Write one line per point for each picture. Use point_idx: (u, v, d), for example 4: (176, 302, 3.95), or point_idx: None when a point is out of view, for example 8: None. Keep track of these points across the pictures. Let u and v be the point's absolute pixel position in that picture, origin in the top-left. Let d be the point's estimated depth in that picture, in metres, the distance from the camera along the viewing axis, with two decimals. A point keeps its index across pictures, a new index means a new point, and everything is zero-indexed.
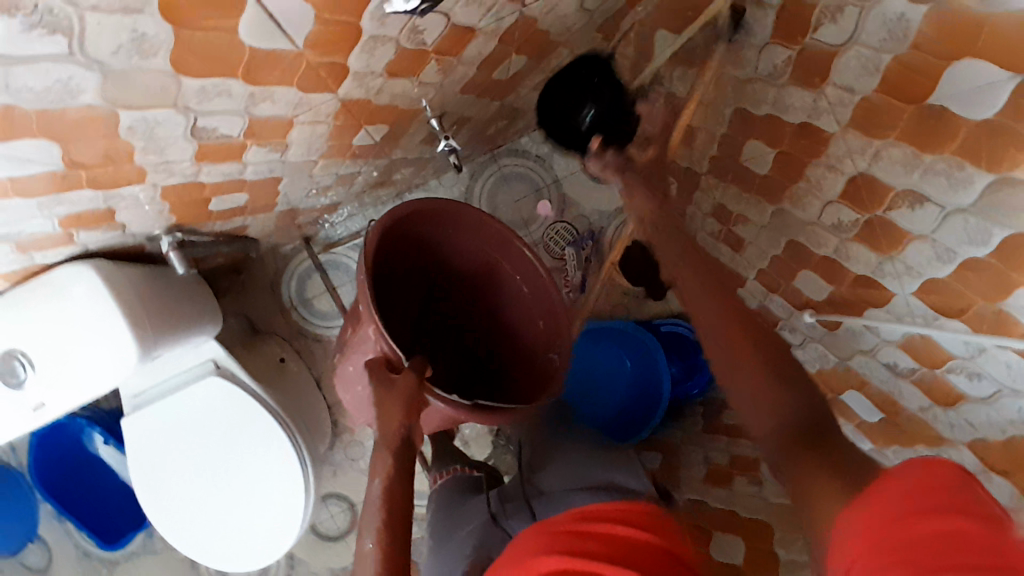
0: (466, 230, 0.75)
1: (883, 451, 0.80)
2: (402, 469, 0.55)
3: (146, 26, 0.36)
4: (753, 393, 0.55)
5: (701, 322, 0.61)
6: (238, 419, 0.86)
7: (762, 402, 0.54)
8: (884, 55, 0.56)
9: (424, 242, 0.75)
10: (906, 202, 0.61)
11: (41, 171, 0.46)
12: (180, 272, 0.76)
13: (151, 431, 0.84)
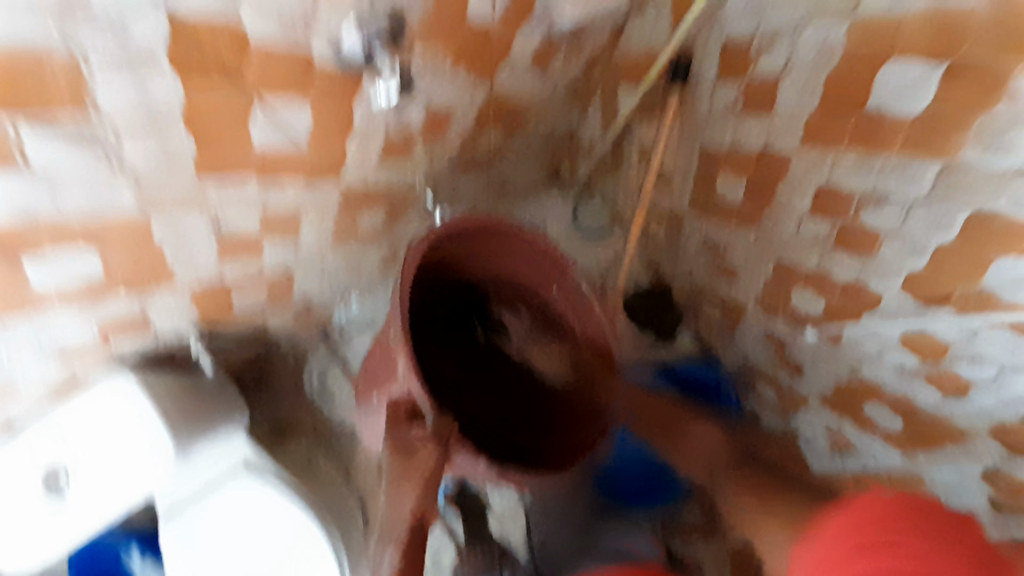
0: (515, 256, 0.74)
1: (916, 459, 0.78)
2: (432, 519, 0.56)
3: (172, 138, 0.43)
4: None
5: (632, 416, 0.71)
6: (266, 515, 0.84)
7: None
8: (818, 74, 0.63)
9: (464, 259, 0.75)
10: (870, 203, 0.65)
11: (82, 280, 0.51)
12: (208, 374, 0.80)
13: (173, 551, 0.81)
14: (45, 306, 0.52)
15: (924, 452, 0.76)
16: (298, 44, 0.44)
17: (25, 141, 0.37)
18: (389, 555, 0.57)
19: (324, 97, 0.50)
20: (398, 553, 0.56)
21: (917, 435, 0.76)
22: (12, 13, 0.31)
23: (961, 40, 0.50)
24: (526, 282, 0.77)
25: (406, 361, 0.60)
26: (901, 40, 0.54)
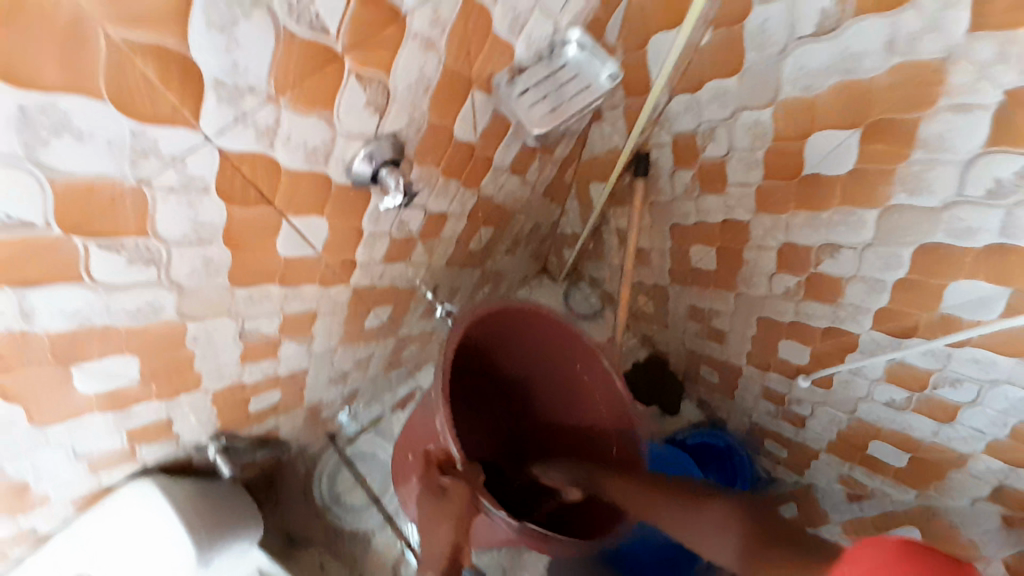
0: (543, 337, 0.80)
1: (928, 491, 0.83)
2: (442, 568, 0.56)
3: (213, 251, 0.51)
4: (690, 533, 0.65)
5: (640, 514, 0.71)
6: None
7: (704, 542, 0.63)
8: (757, 151, 0.72)
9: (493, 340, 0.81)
10: (827, 254, 0.73)
11: (122, 386, 0.56)
12: (227, 472, 0.83)
13: None
14: (85, 414, 0.55)
15: (933, 483, 0.81)
16: (320, 171, 0.52)
17: (90, 259, 0.42)
18: None
19: (338, 207, 0.58)
20: None
21: (921, 466, 0.81)
22: (94, 156, 0.36)
23: (872, 108, 0.58)
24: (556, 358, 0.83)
25: (443, 421, 0.63)
26: (818, 115, 0.63)
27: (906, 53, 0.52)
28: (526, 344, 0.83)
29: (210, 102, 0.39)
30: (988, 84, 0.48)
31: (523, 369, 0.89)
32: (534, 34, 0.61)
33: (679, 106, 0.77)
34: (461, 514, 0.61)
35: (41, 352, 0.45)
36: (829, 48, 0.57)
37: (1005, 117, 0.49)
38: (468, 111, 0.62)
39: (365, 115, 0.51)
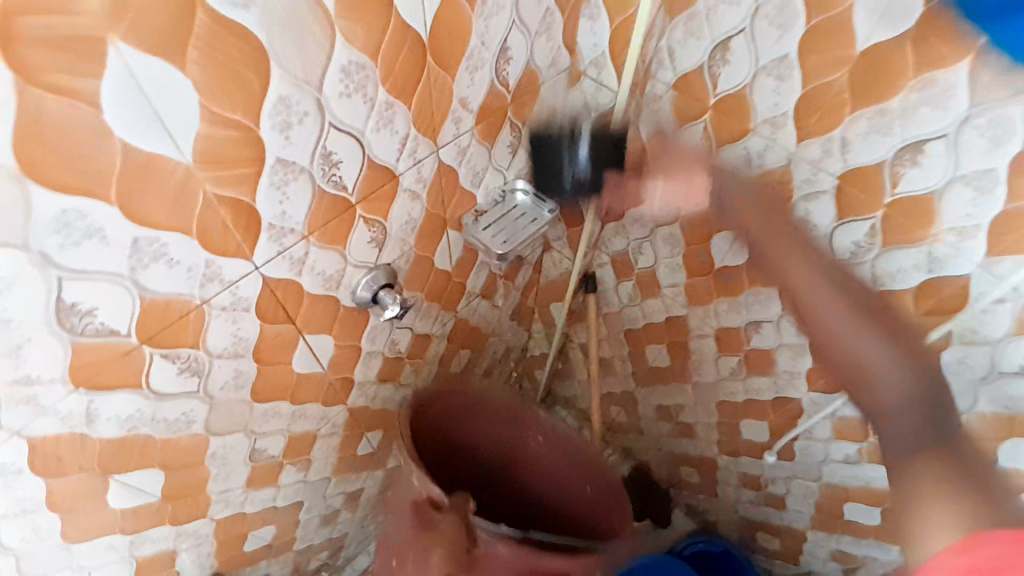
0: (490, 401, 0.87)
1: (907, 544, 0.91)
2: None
3: (243, 364, 0.60)
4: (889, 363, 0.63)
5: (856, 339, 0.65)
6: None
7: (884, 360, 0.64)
8: (676, 257, 0.89)
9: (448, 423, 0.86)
10: (752, 330, 0.87)
11: (145, 502, 0.61)
12: None
13: None
14: (104, 531, 0.60)
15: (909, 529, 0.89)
16: (332, 294, 0.65)
17: (152, 371, 0.51)
18: None
19: (343, 327, 0.70)
20: None
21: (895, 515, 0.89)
22: (176, 278, 0.48)
23: (749, 208, 0.77)
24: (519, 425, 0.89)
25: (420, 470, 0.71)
26: (714, 222, 0.82)
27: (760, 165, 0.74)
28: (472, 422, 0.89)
29: (263, 239, 0.53)
30: (824, 175, 0.69)
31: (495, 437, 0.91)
32: (491, 185, 0.80)
33: (610, 232, 0.95)
34: (454, 545, 0.66)
35: (91, 456, 0.52)
36: (707, 172, 0.78)
37: (842, 197, 0.69)
38: (444, 245, 0.78)
39: (368, 247, 0.66)
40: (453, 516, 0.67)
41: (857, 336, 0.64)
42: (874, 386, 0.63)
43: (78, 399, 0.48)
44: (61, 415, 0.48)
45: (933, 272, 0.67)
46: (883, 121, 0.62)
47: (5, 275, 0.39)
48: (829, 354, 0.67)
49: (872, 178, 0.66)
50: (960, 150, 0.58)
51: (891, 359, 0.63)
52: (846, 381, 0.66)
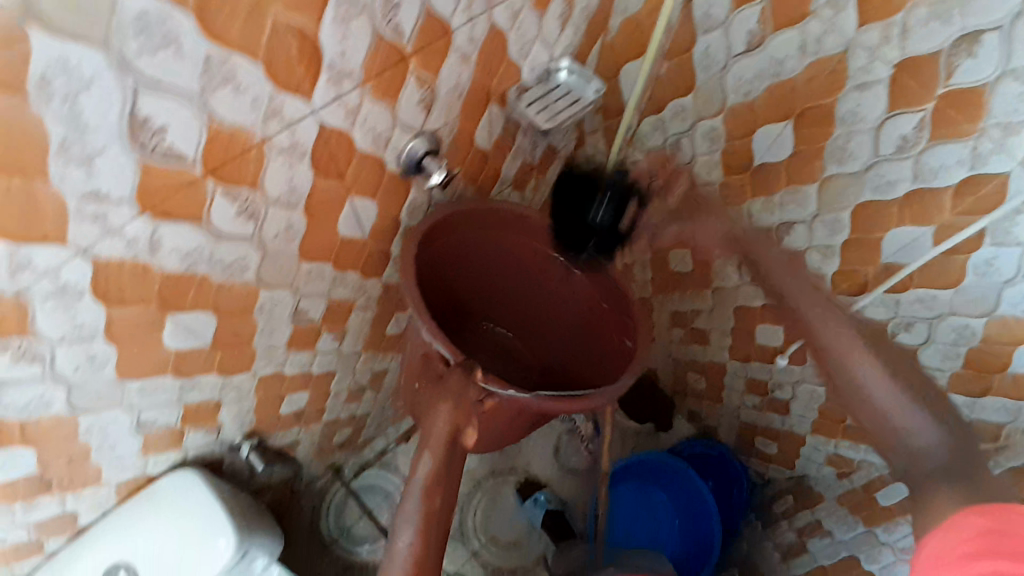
0: (496, 230, 0.83)
1: None
2: (439, 455, 0.70)
3: (295, 219, 0.61)
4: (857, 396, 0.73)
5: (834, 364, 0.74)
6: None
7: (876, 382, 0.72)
8: (715, 153, 0.89)
9: (454, 253, 0.83)
10: (785, 231, 0.89)
11: (196, 346, 0.63)
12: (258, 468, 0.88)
13: None
14: (158, 371, 0.62)
15: None
16: (380, 155, 0.65)
17: (213, 206, 0.52)
18: (423, 464, 0.70)
19: (385, 194, 0.70)
20: (430, 460, 0.70)
21: None
22: (242, 107, 0.48)
23: (795, 102, 0.76)
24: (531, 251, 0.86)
25: (428, 324, 0.71)
26: (759, 117, 0.81)
27: (814, 52, 0.71)
28: (478, 251, 0.86)
29: (323, 80, 0.52)
30: (879, 63, 0.67)
31: (503, 273, 0.91)
32: (536, 60, 0.77)
33: (649, 127, 0.94)
34: (457, 398, 0.70)
35: (149, 290, 0.53)
36: (759, 59, 0.76)
37: (895, 88, 0.67)
38: (486, 122, 0.76)
39: (418, 109, 0.65)
40: (460, 372, 0.71)
41: (903, 410, 0.70)
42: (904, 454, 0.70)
43: (142, 226, 0.48)
44: (127, 241, 0.48)
45: (974, 169, 0.67)
46: (944, 7, 0.60)
47: (84, 73, 0.38)
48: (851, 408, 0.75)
49: (927, 69, 0.64)
50: (1014, 43, 0.58)
51: (923, 419, 0.69)
52: (864, 421, 0.73)
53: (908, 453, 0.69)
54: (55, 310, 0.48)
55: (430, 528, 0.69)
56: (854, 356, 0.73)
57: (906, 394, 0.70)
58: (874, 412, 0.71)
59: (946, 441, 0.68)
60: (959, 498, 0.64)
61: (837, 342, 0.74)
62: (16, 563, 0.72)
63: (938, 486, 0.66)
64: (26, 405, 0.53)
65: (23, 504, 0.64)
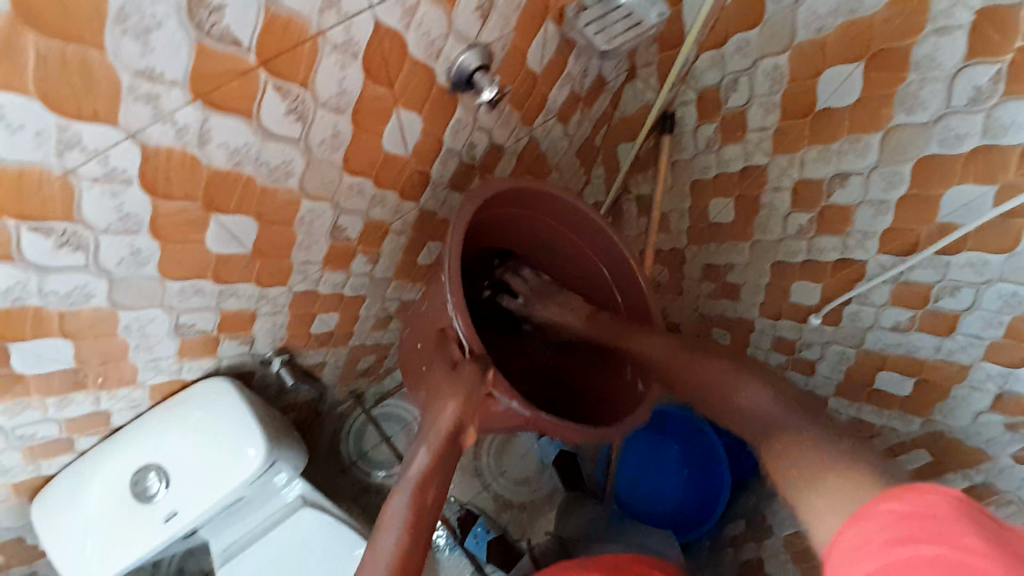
0: (554, 216, 0.86)
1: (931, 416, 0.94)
2: (441, 451, 0.67)
3: (342, 125, 0.59)
4: (747, 398, 0.73)
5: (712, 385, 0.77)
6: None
7: (747, 388, 0.73)
8: (775, 95, 0.84)
9: (504, 220, 0.86)
10: (838, 184, 0.84)
11: (236, 252, 0.62)
12: (289, 383, 0.90)
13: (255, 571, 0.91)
14: (199, 274, 0.62)
15: (936, 409, 0.93)
16: (431, 65, 0.61)
17: (264, 100, 0.50)
18: (419, 458, 0.67)
19: (431, 110, 0.66)
20: (430, 454, 0.66)
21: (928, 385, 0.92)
22: None
23: (872, 41, 0.71)
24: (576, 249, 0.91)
25: (455, 304, 0.71)
26: (828, 57, 0.76)
27: None
28: (527, 230, 0.89)
29: None
30: (961, 9, 0.63)
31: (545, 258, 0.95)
32: None
33: (706, 62, 0.89)
34: (468, 391, 0.69)
35: (196, 187, 0.52)
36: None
37: (973, 38, 0.63)
38: (540, 41, 0.71)
39: (473, 17, 0.61)
40: (473, 367, 0.70)
41: (779, 413, 0.68)
42: (746, 417, 0.73)
43: (193, 113, 0.46)
44: (178, 128, 0.46)
45: None
46: None
47: None
48: (756, 432, 0.71)
49: (1014, 18, 0.59)
50: None
51: (804, 420, 0.65)
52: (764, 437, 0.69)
53: (795, 437, 0.64)
54: (103, 197, 0.47)
55: (420, 524, 0.64)
56: (714, 379, 0.77)
57: (776, 397, 0.70)
58: (703, 380, 0.78)
59: (766, 417, 0.70)
60: (840, 466, 0.56)
61: (695, 370, 0.79)
62: (47, 460, 0.73)
63: (820, 451, 0.60)
64: (68, 295, 0.53)
65: (56, 400, 0.64)
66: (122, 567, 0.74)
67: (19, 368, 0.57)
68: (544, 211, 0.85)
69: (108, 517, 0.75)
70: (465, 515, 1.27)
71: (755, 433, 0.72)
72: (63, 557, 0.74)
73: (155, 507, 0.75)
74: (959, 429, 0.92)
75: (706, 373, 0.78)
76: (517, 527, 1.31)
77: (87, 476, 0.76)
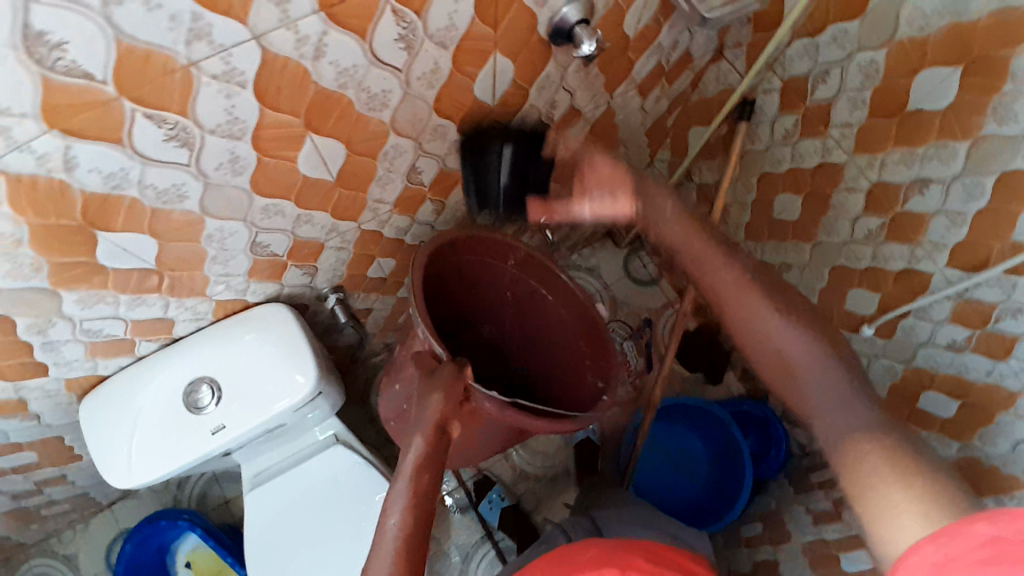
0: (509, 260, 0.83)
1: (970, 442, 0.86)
2: (431, 456, 0.62)
3: (442, 61, 0.59)
4: (800, 352, 0.57)
5: (755, 318, 0.59)
6: (344, 546, 0.92)
7: (801, 339, 0.57)
8: (866, 91, 0.81)
9: (463, 275, 0.82)
10: (916, 190, 0.80)
11: (321, 177, 0.64)
12: (341, 321, 0.92)
13: (284, 499, 0.93)
14: (284, 194, 0.63)
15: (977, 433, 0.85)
16: (536, 12, 0.61)
17: (381, 22, 0.50)
18: (414, 447, 0.63)
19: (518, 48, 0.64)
20: (421, 445, 0.63)
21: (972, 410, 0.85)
22: None
23: (972, 45, 0.66)
24: (527, 293, 0.86)
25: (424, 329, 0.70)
26: (927, 58, 0.72)
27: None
28: (489, 284, 0.85)
29: None
30: None
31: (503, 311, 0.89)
32: None
33: (798, 50, 0.88)
34: (448, 390, 0.66)
35: (302, 103, 0.53)
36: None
37: None
38: (641, 5, 0.71)
39: None
40: (451, 366, 0.68)
41: (834, 380, 0.55)
42: (766, 361, 0.59)
43: (316, 24, 0.47)
44: (299, 37, 0.47)
45: None
46: None
47: None
48: (797, 401, 0.57)
49: None
50: None
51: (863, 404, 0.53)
52: (806, 411, 0.56)
53: (849, 414, 0.52)
54: (218, 95, 0.48)
55: (418, 512, 0.60)
56: (764, 312, 0.59)
57: (834, 361, 0.55)
58: (741, 301, 0.60)
59: (833, 388, 0.54)
60: (902, 469, 0.46)
61: (734, 290, 0.61)
62: (105, 360, 0.74)
63: (866, 449, 0.49)
64: (164, 191, 0.54)
65: (128, 298, 0.66)
66: (162, 471, 0.76)
67: (100, 259, 0.58)
68: (492, 253, 0.81)
69: (155, 422, 0.76)
70: (481, 480, 1.29)
71: (800, 394, 0.56)
72: (107, 456, 0.76)
73: (203, 419, 0.76)
74: (998, 456, 0.82)
75: (752, 296, 0.60)
76: (530, 500, 1.31)
77: (139, 379, 0.77)
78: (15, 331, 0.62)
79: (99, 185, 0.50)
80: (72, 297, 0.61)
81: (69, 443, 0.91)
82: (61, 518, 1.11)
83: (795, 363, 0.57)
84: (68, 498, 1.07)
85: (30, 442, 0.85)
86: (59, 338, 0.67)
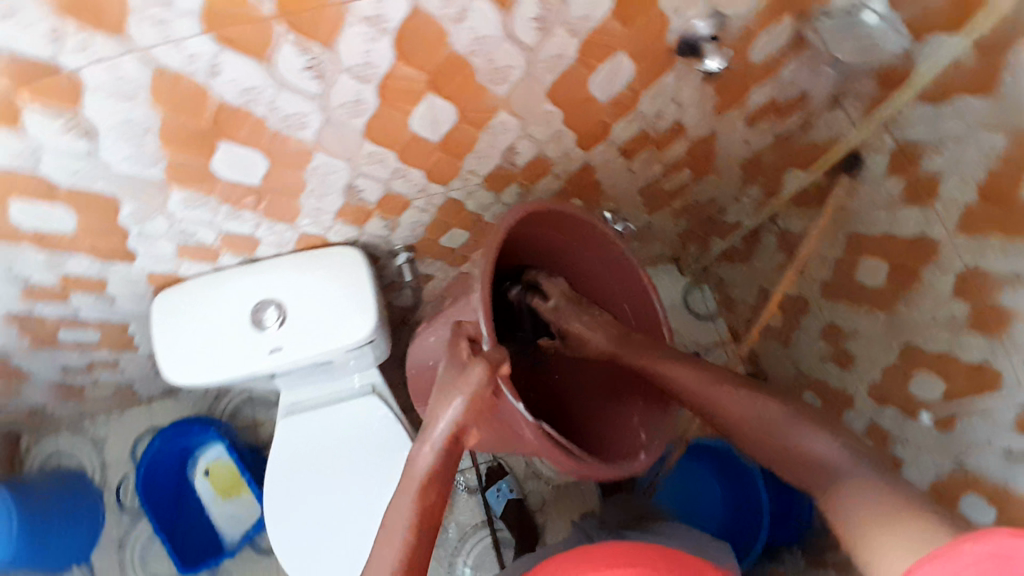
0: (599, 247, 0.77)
1: None
2: (442, 469, 0.61)
3: (568, 49, 0.61)
4: (762, 420, 0.64)
5: (727, 410, 0.66)
6: (363, 492, 0.96)
7: (767, 412, 0.64)
8: (979, 169, 0.73)
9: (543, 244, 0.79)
10: (1009, 286, 0.71)
11: (428, 136, 0.66)
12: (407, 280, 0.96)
13: (316, 435, 0.97)
14: (391, 145, 0.66)
15: None
16: (668, 19, 0.61)
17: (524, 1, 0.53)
18: (424, 454, 0.61)
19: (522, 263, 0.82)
20: (431, 457, 0.61)
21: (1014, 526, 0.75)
22: None
23: None
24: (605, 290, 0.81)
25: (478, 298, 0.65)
26: None
27: None
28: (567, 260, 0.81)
29: None
30: None
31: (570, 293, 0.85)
32: None
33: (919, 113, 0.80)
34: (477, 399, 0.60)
35: (431, 61, 0.56)
36: None
37: None
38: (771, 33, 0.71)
39: None
40: (482, 366, 0.61)
41: (795, 432, 0.62)
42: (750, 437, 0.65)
43: None
44: None
45: None
46: None
47: None
48: (786, 465, 0.63)
49: None
50: None
51: (837, 450, 0.59)
52: (798, 475, 0.62)
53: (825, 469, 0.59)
54: (361, 37, 0.51)
55: (424, 529, 0.61)
56: (722, 395, 0.66)
57: (799, 417, 0.62)
58: (714, 402, 0.67)
59: (800, 447, 0.61)
60: (887, 513, 0.52)
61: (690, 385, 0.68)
62: (189, 263, 0.80)
63: (856, 492, 0.56)
64: (287, 117, 0.58)
65: (227, 210, 0.70)
66: (215, 377, 0.81)
67: (219, 168, 0.63)
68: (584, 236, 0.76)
69: (219, 330, 0.81)
70: (495, 467, 1.30)
71: (782, 460, 0.63)
72: (169, 350, 0.81)
73: (262, 339, 0.80)
74: None
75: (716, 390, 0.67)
76: (536, 498, 1.30)
77: (213, 286, 0.82)
78: (120, 216, 0.68)
79: (234, 97, 0.54)
80: (178, 196, 0.66)
81: (130, 332, 0.98)
82: (101, 401, 1.19)
83: (766, 439, 0.64)
84: (113, 384, 1.15)
85: (99, 323, 0.92)
86: (155, 233, 0.72)
